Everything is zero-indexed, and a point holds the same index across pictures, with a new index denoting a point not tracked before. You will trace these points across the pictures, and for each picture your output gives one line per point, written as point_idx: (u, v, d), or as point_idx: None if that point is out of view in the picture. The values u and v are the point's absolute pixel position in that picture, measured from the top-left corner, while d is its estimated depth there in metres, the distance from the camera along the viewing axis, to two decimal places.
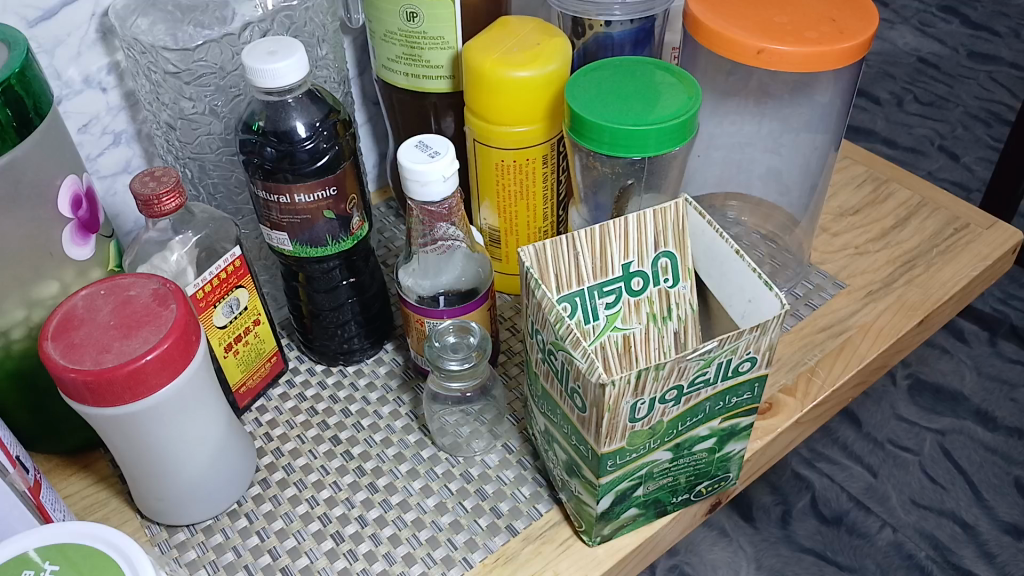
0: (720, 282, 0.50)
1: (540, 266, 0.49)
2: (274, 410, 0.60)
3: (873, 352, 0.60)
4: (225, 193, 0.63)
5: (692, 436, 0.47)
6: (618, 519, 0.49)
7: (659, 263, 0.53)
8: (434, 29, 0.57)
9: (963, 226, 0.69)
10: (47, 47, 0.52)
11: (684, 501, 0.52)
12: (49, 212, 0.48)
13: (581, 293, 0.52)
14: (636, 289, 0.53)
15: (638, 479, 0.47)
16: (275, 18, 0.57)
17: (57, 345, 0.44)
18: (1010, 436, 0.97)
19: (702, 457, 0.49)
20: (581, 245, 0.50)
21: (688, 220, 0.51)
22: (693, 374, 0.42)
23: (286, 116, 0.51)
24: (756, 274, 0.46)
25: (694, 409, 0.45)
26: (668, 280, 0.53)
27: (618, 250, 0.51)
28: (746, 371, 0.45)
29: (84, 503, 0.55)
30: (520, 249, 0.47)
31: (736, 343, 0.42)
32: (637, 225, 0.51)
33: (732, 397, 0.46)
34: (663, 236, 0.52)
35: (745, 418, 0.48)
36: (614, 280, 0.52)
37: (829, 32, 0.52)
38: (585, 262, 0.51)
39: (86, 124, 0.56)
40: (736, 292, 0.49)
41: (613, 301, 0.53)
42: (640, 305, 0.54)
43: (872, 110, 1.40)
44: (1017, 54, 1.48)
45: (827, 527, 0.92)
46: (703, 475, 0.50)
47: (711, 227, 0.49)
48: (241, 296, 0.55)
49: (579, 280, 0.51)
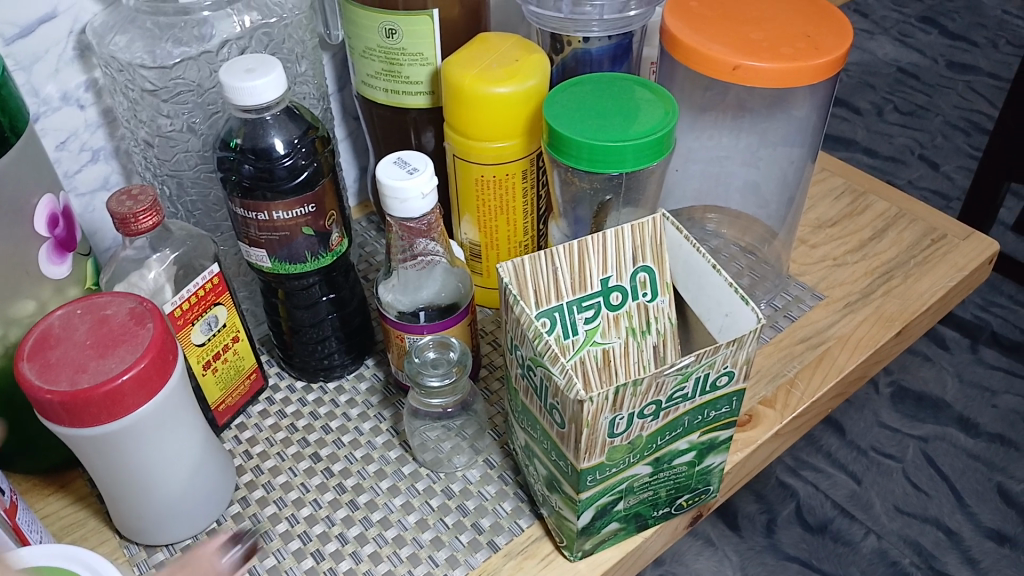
0: (697, 297, 0.51)
1: (518, 282, 0.49)
2: (254, 427, 0.59)
3: (852, 363, 0.61)
4: (203, 211, 0.62)
5: (671, 450, 0.47)
6: (599, 533, 0.49)
7: (638, 278, 0.53)
8: (413, 46, 0.57)
9: (940, 237, 0.70)
10: (24, 64, 0.51)
11: (665, 514, 0.52)
12: (26, 230, 0.48)
13: (560, 308, 0.52)
14: (615, 303, 0.54)
15: (618, 493, 0.47)
16: (254, 35, 0.57)
17: (32, 365, 0.44)
18: (992, 443, 0.98)
19: (682, 471, 0.49)
20: (559, 261, 0.50)
21: (667, 235, 0.51)
22: (671, 389, 0.43)
23: (264, 133, 0.51)
24: (734, 288, 0.46)
25: (673, 423, 0.45)
26: (646, 294, 0.54)
27: (597, 265, 0.52)
28: (724, 385, 0.45)
29: (62, 523, 0.54)
30: (499, 265, 0.47)
31: (713, 358, 0.43)
32: (615, 240, 0.51)
33: (711, 410, 0.46)
34: (642, 251, 0.52)
35: (724, 431, 0.48)
36: (593, 294, 0.52)
37: (803, 48, 0.52)
38: (564, 278, 0.51)
39: (63, 141, 0.56)
40: (714, 306, 0.49)
41: (592, 315, 0.53)
42: (619, 319, 0.54)
43: (852, 120, 1.41)
44: (994, 64, 1.50)
45: (812, 535, 0.92)
46: (683, 488, 0.51)
47: (688, 242, 0.50)
48: (219, 314, 0.55)
49: (559, 295, 0.51)
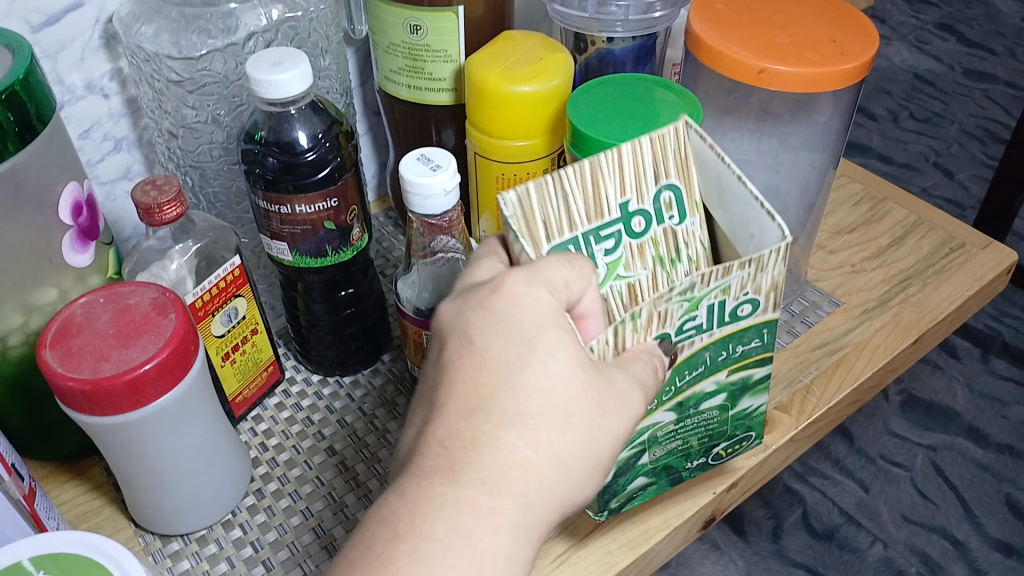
0: (725, 216, 0.46)
1: (524, 218, 0.43)
2: (270, 419, 0.60)
3: (869, 370, 0.60)
4: (225, 202, 0.63)
5: (697, 392, 0.46)
6: (626, 489, 0.48)
7: (663, 197, 0.46)
8: (438, 42, 0.57)
9: (960, 246, 0.69)
10: (50, 53, 0.51)
11: (701, 465, 0.51)
12: (49, 218, 0.48)
13: (575, 240, 0.44)
14: (638, 231, 0.47)
15: (642, 445, 0.46)
16: (280, 28, 0.57)
17: (54, 352, 0.44)
18: (1000, 453, 0.97)
19: (713, 417, 0.48)
20: (570, 186, 0.43)
21: (691, 144, 0.46)
22: (678, 320, 0.41)
23: (289, 127, 0.51)
24: (760, 203, 0.43)
25: (694, 359, 0.44)
26: (675, 217, 0.47)
27: (613, 187, 0.45)
28: (747, 316, 0.43)
29: (78, 510, 0.54)
30: (499, 198, 0.41)
31: (727, 282, 0.40)
32: (635, 152, 0.45)
33: (738, 345, 0.45)
34: (664, 163, 0.46)
35: (758, 369, 0.47)
36: (613, 221, 0.45)
37: (830, 54, 0.52)
38: (576, 205, 0.44)
39: (87, 130, 0.56)
40: (741, 226, 0.45)
41: (613, 246, 0.46)
42: (644, 248, 0.47)
43: (868, 127, 1.41)
44: (1012, 72, 1.49)
45: (818, 542, 0.92)
46: (718, 436, 0.49)
47: (713, 152, 0.45)
48: (239, 305, 0.55)
49: (571, 226, 0.44)
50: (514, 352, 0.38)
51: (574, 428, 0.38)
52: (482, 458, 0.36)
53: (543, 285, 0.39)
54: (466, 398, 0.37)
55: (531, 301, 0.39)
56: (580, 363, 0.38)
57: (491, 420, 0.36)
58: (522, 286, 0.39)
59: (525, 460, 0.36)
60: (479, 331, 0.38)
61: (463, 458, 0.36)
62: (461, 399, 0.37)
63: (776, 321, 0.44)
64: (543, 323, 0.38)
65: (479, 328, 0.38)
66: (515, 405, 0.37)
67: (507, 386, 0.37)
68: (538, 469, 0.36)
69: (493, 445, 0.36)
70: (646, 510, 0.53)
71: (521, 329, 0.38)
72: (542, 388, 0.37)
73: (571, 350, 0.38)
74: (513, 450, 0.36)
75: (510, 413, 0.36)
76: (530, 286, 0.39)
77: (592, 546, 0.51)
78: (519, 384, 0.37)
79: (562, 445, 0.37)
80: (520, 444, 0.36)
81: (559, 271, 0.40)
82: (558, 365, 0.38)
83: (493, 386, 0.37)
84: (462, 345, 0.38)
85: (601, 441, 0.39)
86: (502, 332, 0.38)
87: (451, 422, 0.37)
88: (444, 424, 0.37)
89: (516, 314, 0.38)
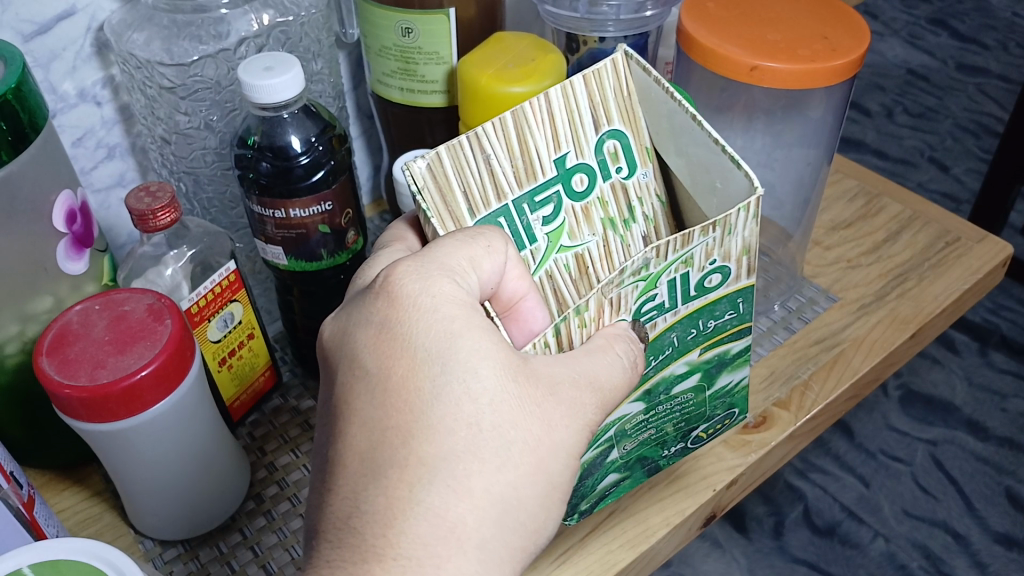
0: (682, 160, 0.45)
1: (439, 190, 0.41)
2: (268, 424, 0.60)
3: (866, 365, 0.60)
4: (219, 208, 0.63)
5: (668, 376, 0.46)
6: (598, 487, 0.48)
7: (607, 147, 0.45)
8: (430, 45, 0.57)
9: (955, 240, 0.70)
10: (42, 62, 0.51)
11: (682, 450, 0.52)
12: (44, 226, 0.48)
13: (506, 210, 0.43)
14: (580, 190, 0.45)
15: (610, 442, 0.46)
16: (271, 32, 0.57)
17: (51, 360, 0.44)
18: (1001, 446, 0.97)
19: (688, 399, 0.48)
20: (490, 144, 0.42)
21: (634, 77, 0.45)
22: (635, 303, 0.40)
23: (282, 131, 0.51)
24: (720, 147, 0.41)
25: (661, 341, 0.44)
26: (622, 170, 0.46)
27: (545, 142, 0.43)
28: (717, 287, 0.42)
29: (77, 517, 0.54)
30: (403, 169, 0.39)
31: (689, 252, 0.39)
32: (565, 97, 0.43)
33: (709, 319, 0.44)
34: (604, 109, 0.45)
35: (734, 343, 0.47)
36: (549, 183, 0.44)
37: (821, 49, 0.52)
38: (501, 165, 0.42)
39: (80, 138, 0.55)
40: (703, 172, 0.43)
41: (552, 213, 0.45)
42: (590, 211, 0.46)
43: (863, 122, 1.41)
44: (1005, 66, 1.50)
45: (820, 538, 0.92)
46: (696, 420, 0.50)
47: (658, 85, 0.43)
48: (235, 310, 0.55)
49: (500, 195, 0.43)
50: (423, 378, 0.35)
51: (518, 442, 0.35)
52: (411, 523, 0.32)
53: (451, 277, 0.37)
54: (376, 450, 0.34)
55: (435, 305, 0.36)
56: (505, 369, 0.35)
57: (409, 478, 0.33)
58: (418, 284, 0.36)
59: (461, 513, 0.33)
60: (377, 354, 0.35)
61: (391, 535, 0.32)
62: (372, 449, 0.34)
63: (749, 289, 0.44)
64: (455, 329, 0.35)
65: (375, 350, 0.36)
66: (437, 447, 0.34)
67: (420, 423, 0.34)
68: (477, 516, 0.34)
69: (418, 507, 0.33)
70: (641, 511, 0.53)
71: (427, 347, 0.35)
72: (465, 415, 0.34)
73: (492, 358, 0.35)
74: (444, 505, 0.33)
75: (431, 459, 0.33)
76: (429, 285, 0.36)
77: (588, 548, 0.51)
78: (435, 418, 0.34)
79: (505, 476, 0.35)
80: (452, 494, 0.33)
81: (464, 253, 0.37)
82: (478, 379, 0.35)
83: (405, 428, 0.34)
84: (360, 375, 0.35)
85: (549, 460, 0.36)
86: (405, 351, 0.35)
87: (367, 484, 0.33)
88: (358, 486, 0.34)
89: (422, 327, 0.35)
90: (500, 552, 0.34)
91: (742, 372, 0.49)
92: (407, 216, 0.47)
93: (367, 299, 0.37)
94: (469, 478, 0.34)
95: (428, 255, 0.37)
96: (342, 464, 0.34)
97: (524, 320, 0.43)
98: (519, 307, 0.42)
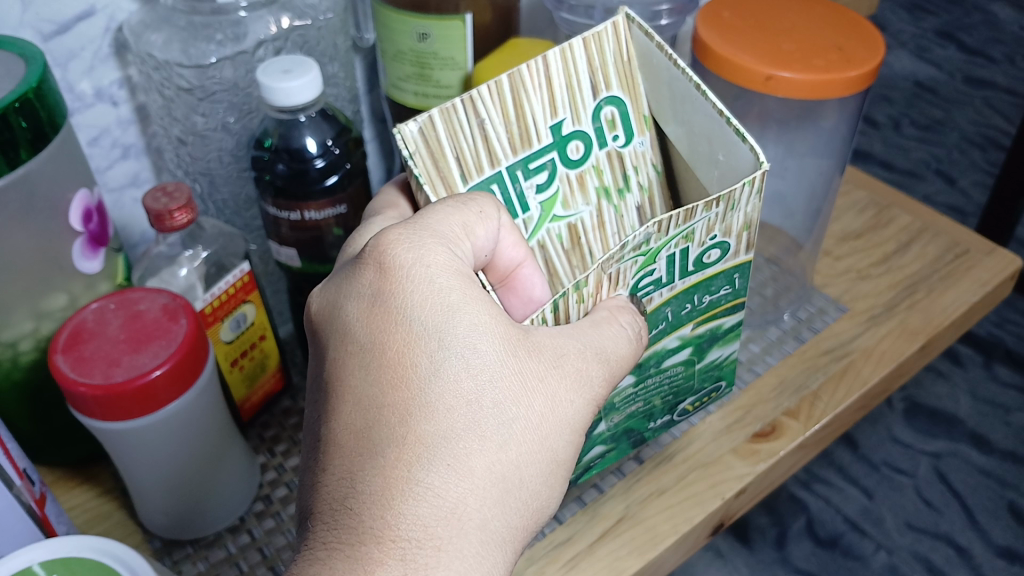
0: (682, 129, 0.45)
1: (430, 154, 0.41)
2: (277, 425, 0.60)
3: (876, 375, 0.60)
4: (234, 209, 0.64)
5: (661, 349, 0.46)
6: (586, 458, 0.49)
7: (604, 114, 0.46)
8: (445, 50, 0.57)
9: (964, 252, 0.70)
10: (60, 61, 0.51)
11: (669, 420, 0.53)
12: (60, 225, 0.48)
13: (500, 177, 0.44)
14: (576, 159, 0.46)
15: (600, 414, 0.47)
16: (289, 36, 0.58)
17: (66, 358, 0.44)
18: (1004, 460, 0.97)
19: (679, 372, 0.49)
20: (485, 109, 0.42)
21: (634, 41, 0.45)
22: (634, 277, 0.41)
23: (298, 134, 0.51)
24: (725, 118, 0.40)
25: (657, 315, 0.44)
26: (619, 138, 0.47)
27: (542, 108, 0.43)
28: (716, 262, 0.43)
29: (86, 516, 0.54)
30: (395, 133, 0.39)
31: (690, 227, 0.39)
32: (565, 60, 0.43)
33: (705, 295, 0.45)
34: (604, 74, 0.45)
35: (728, 318, 0.48)
36: (545, 149, 0.45)
37: (836, 61, 0.52)
38: (495, 130, 0.42)
39: (96, 137, 0.56)
40: (704, 142, 0.44)
41: (546, 181, 0.46)
42: (585, 179, 0.47)
43: (870, 134, 1.41)
44: (1012, 80, 1.50)
45: (822, 550, 0.92)
46: (683, 392, 0.51)
47: (660, 50, 0.43)
48: (247, 311, 0.55)
49: (494, 162, 0.43)
50: (421, 353, 0.34)
51: (527, 438, 0.36)
52: (411, 505, 0.32)
53: (447, 245, 0.37)
54: (373, 429, 0.34)
55: (432, 275, 0.35)
56: (505, 345, 0.36)
57: (407, 458, 0.33)
58: (413, 253, 0.36)
59: (462, 494, 0.33)
60: (370, 328, 0.35)
61: (390, 517, 0.32)
62: (368, 428, 0.34)
63: (745, 266, 0.45)
64: (455, 301, 0.35)
65: (367, 322, 0.35)
66: (436, 425, 0.34)
67: (418, 401, 0.34)
68: (478, 496, 0.34)
69: (417, 488, 0.33)
70: (649, 518, 0.53)
71: (425, 320, 0.35)
72: (466, 392, 0.34)
73: (491, 333, 0.36)
74: (444, 485, 0.33)
75: (429, 438, 0.33)
76: (424, 254, 0.36)
77: (597, 554, 0.51)
78: (434, 395, 0.34)
79: (507, 455, 0.35)
80: (452, 475, 0.33)
81: (458, 219, 0.37)
82: (478, 354, 0.35)
83: (403, 406, 0.34)
84: (354, 350, 0.35)
85: (553, 437, 0.37)
86: (401, 324, 0.35)
87: (364, 464, 0.33)
88: (355, 465, 0.33)
89: (418, 298, 0.35)
90: (502, 534, 0.34)
91: (732, 347, 0.50)
92: (400, 180, 0.47)
93: (356, 270, 0.36)
94: (471, 479, 0.34)
95: (421, 223, 0.37)
96: (337, 443, 0.34)
97: (524, 288, 0.44)
98: (517, 276, 0.43)
